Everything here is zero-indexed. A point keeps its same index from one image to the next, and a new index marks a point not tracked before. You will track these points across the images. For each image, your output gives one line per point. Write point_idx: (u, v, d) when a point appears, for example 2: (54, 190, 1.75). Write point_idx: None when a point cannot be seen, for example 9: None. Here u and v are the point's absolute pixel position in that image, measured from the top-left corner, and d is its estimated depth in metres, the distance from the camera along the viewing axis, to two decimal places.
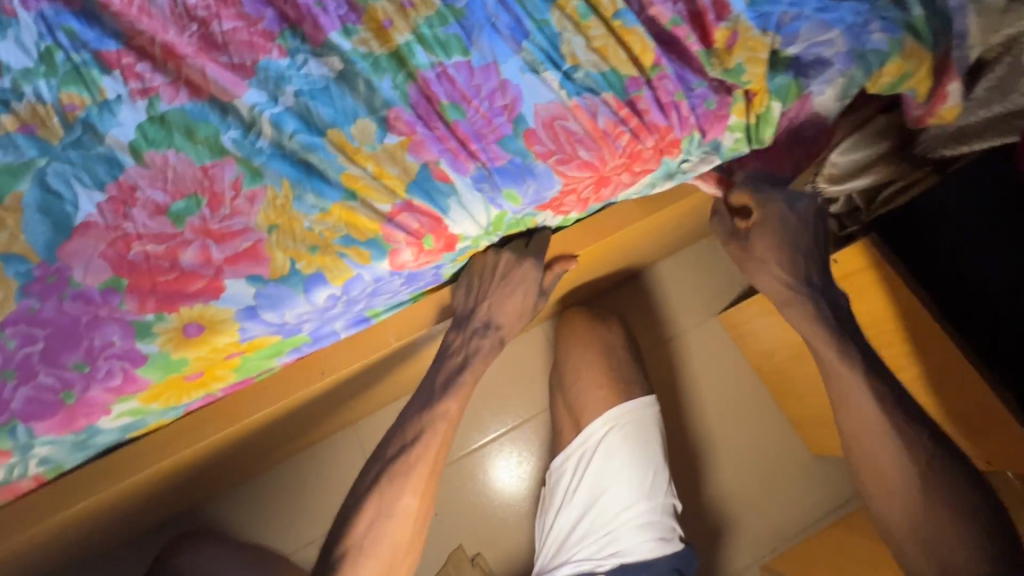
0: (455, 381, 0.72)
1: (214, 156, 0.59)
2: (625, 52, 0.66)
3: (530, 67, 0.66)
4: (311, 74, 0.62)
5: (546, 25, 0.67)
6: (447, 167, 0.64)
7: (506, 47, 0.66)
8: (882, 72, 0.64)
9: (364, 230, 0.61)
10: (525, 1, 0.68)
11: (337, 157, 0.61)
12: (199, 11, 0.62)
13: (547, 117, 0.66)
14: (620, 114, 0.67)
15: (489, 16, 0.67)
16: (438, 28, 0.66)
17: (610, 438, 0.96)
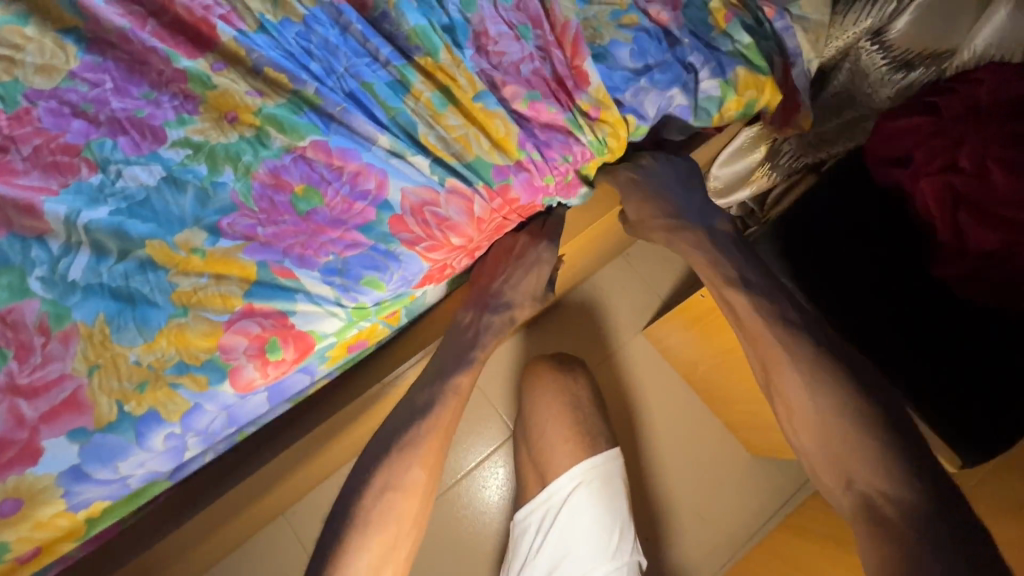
0: (353, 490, 0.68)
1: (13, 300, 0.58)
2: (489, 137, 0.68)
3: (394, 154, 0.66)
4: (127, 188, 0.64)
5: (400, 113, 0.67)
6: (290, 265, 0.62)
7: (363, 129, 0.67)
8: (725, 108, 0.75)
9: (198, 351, 0.59)
10: (376, 87, 0.68)
11: (166, 273, 0.60)
12: None
13: (415, 203, 0.65)
14: (494, 202, 0.68)
15: (345, 102, 0.67)
16: (288, 114, 0.67)
17: (580, 493, 0.86)
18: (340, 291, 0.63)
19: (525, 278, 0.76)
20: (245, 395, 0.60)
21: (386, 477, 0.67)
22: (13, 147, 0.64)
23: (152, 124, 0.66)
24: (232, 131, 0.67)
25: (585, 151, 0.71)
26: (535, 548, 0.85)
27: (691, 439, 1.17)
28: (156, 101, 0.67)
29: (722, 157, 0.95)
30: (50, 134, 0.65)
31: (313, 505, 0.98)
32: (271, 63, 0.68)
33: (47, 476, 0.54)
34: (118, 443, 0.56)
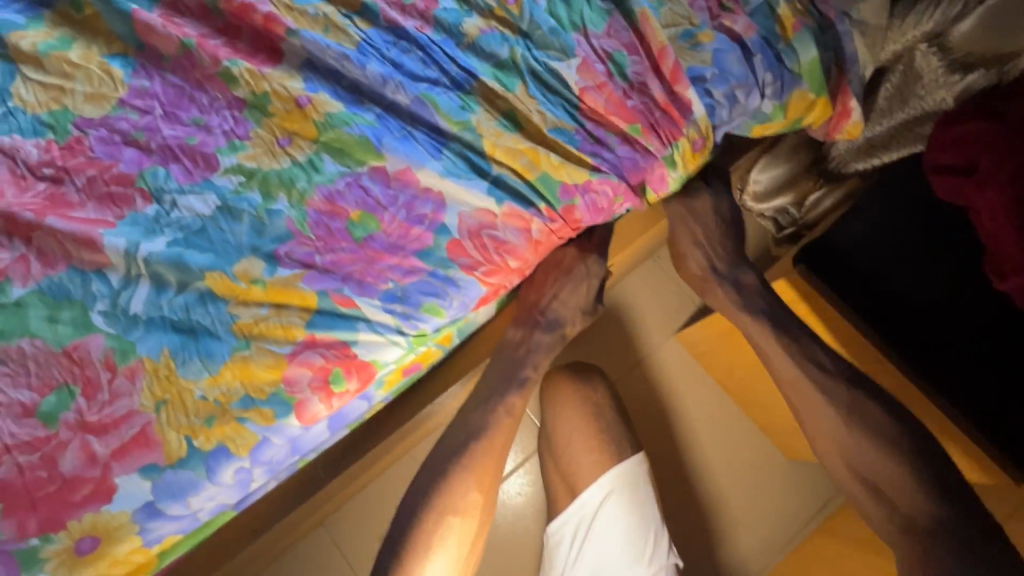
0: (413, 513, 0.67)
1: (77, 335, 0.58)
2: (558, 156, 0.68)
3: (452, 174, 0.66)
4: (183, 218, 0.63)
5: (467, 126, 0.67)
6: (351, 294, 0.61)
7: (421, 153, 0.66)
8: (770, 125, 0.75)
9: (263, 385, 0.58)
10: (439, 102, 0.68)
11: (226, 305, 0.60)
12: (46, 169, 0.64)
13: (473, 227, 0.65)
14: (555, 222, 0.67)
15: (404, 126, 0.67)
16: (344, 132, 0.66)
17: (609, 505, 0.81)
18: (402, 321, 0.62)
19: (574, 291, 0.75)
20: (310, 428, 0.60)
21: (446, 500, 0.67)
22: (67, 178, 0.64)
23: (204, 151, 0.66)
24: (286, 155, 0.66)
25: (641, 162, 0.70)
26: (568, 563, 0.80)
27: (724, 441, 1.15)
28: (207, 127, 0.67)
29: (762, 161, 0.94)
30: (103, 164, 0.65)
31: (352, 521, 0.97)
32: (326, 88, 0.68)
33: (123, 513, 0.54)
34: (189, 478, 0.56)
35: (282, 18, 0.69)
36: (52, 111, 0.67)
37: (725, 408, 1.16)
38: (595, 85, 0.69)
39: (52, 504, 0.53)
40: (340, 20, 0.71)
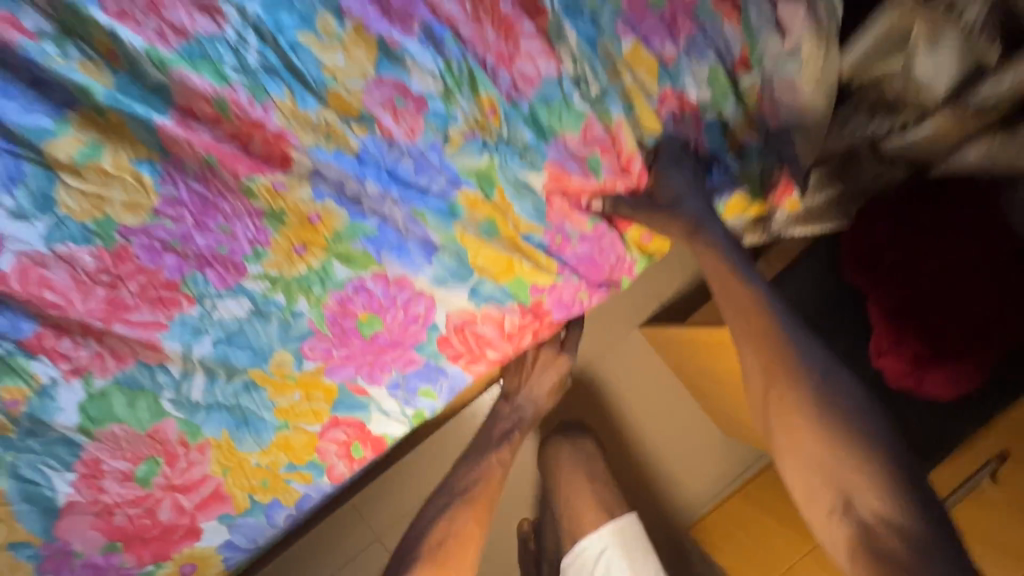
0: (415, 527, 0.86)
1: (155, 420, 0.75)
2: (529, 263, 0.82)
3: (440, 281, 0.80)
4: (223, 319, 0.77)
5: (451, 237, 0.80)
6: (362, 383, 0.79)
7: (416, 260, 0.79)
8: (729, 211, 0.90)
9: (302, 455, 0.78)
10: (428, 217, 0.80)
11: (265, 393, 0.77)
12: (101, 275, 0.76)
13: (458, 324, 0.81)
14: (525, 318, 0.83)
15: (399, 235, 0.79)
16: (350, 243, 0.79)
17: (609, 557, 0.91)
18: (405, 402, 0.81)
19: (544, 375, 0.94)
20: (337, 483, 0.81)
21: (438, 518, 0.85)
22: (121, 284, 0.76)
23: (234, 258, 0.78)
24: (302, 262, 0.79)
25: (597, 265, 0.85)
26: None
27: (671, 422, 1.24)
28: (232, 234, 0.78)
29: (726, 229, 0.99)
30: (150, 270, 0.77)
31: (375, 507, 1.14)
32: (332, 195, 0.79)
33: (210, 546, 0.77)
34: (255, 522, 0.78)
35: (293, 130, 0.80)
36: (97, 220, 0.77)
37: (677, 393, 1.25)
38: (562, 194, 0.83)
39: (159, 542, 0.75)
40: (341, 126, 0.80)
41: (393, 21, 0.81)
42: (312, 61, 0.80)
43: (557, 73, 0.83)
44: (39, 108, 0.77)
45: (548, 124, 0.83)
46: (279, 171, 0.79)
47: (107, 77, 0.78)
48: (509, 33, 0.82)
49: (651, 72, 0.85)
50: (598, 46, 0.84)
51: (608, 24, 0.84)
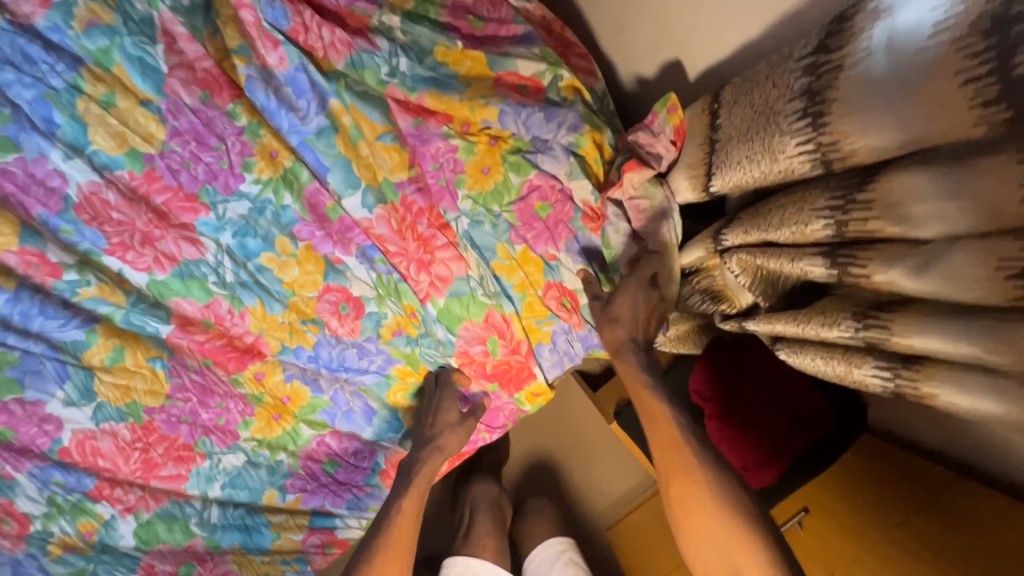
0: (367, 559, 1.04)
1: (188, 538, 1.09)
2: None
3: (380, 435, 1.12)
4: (227, 467, 1.09)
5: (386, 403, 1.11)
6: (329, 505, 1.12)
7: (360, 422, 1.10)
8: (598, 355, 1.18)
9: (291, 552, 1.13)
10: (370, 389, 1.10)
11: (262, 515, 1.11)
12: (136, 442, 1.06)
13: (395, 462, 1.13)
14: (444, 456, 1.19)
15: (348, 404, 1.09)
16: (311, 414, 1.09)
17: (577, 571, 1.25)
18: (359, 516, 1.14)
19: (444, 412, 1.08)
20: (318, 569, 1.15)
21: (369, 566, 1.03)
22: (151, 447, 1.07)
23: (229, 424, 1.08)
24: (278, 427, 1.09)
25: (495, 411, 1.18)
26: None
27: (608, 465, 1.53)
28: (227, 409, 1.08)
29: None
30: (171, 436, 1.07)
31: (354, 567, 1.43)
32: (299, 377, 1.08)
33: None
34: None
35: (262, 334, 1.06)
36: (127, 404, 1.06)
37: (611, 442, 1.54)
38: (471, 364, 1.11)
39: None
40: (300, 327, 1.07)
41: (335, 244, 1.06)
42: (274, 278, 1.06)
43: (464, 274, 1.08)
44: (72, 323, 1.03)
45: (458, 314, 1.09)
46: (256, 362, 1.07)
47: (119, 297, 1.03)
48: (425, 247, 1.07)
49: (537, 271, 1.10)
50: (495, 255, 1.09)
51: (502, 235, 1.09)
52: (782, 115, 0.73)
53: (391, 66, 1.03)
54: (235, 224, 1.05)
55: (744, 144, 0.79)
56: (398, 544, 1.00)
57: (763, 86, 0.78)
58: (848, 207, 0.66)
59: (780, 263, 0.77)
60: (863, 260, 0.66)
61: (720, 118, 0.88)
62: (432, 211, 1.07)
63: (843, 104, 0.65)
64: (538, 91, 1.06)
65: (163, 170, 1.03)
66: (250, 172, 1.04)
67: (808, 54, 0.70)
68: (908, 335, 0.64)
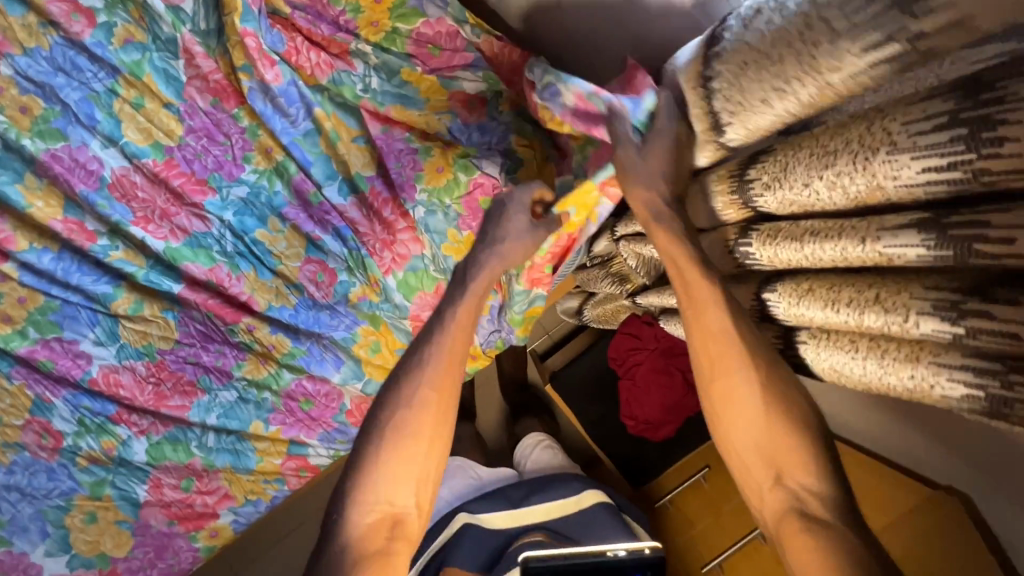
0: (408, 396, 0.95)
1: (188, 458, 1.35)
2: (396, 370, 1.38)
3: (345, 380, 1.36)
4: (223, 401, 1.35)
5: (352, 353, 1.37)
6: (304, 436, 1.38)
7: (330, 368, 1.35)
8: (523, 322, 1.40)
9: (272, 474, 1.39)
10: (340, 344, 1.36)
11: (249, 442, 1.37)
12: (151, 377, 1.33)
13: (356, 402, 1.39)
14: None
15: (321, 353, 1.35)
16: (291, 360, 1.35)
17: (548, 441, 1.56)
18: (328, 446, 1.40)
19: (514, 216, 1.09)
20: (293, 489, 1.41)
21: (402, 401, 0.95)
22: (162, 382, 1.33)
23: (224, 366, 1.34)
24: (264, 369, 1.35)
25: None
26: (527, 456, 1.52)
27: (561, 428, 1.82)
28: (224, 354, 1.34)
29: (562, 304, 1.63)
30: (178, 374, 1.33)
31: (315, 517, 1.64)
32: (282, 330, 1.34)
33: (225, 522, 1.38)
34: (250, 509, 1.39)
35: (253, 293, 1.32)
36: (144, 345, 1.32)
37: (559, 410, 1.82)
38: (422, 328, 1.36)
39: (197, 520, 1.37)
40: (284, 289, 1.33)
41: (315, 223, 1.32)
42: (266, 250, 1.32)
43: (419, 252, 1.34)
44: (104, 279, 1.29)
45: (413, 285, 1.35)
46: (249, 316, 1.33)
47: (141, 260, 1.29)
48: (389, 230, 1.32)
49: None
50: (445, 238, 1.32)
51: (451, 222, 1.31)
52: None
53: (365, 84, 1.29)
54: (236, 205, 1.31)
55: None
56: (449, 357, 0.97)
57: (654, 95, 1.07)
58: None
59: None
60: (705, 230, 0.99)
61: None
62: (395, 201, 1.32)
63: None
64: (482, 106, 1.33)
65: (180, 159, 1.29)
66: (250, 164, 1.30)
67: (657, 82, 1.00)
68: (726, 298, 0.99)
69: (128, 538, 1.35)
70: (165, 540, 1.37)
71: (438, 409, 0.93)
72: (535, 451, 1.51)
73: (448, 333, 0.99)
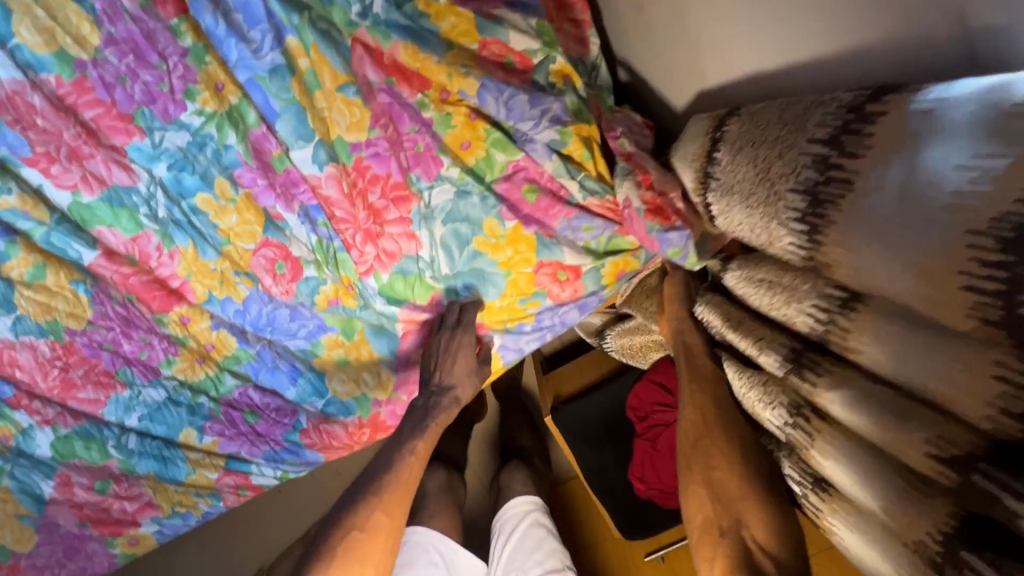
0: (362, 520, 0.90)
1: (104, 458, 1.11)
2: (368, 388, 1.07)
3: (302, 398, 1.08)
4: (147, 400, 1.08)
5: (315, 367, 1.08)
6: (245, 454, 1.10)
7: (284, 382, 1.08)
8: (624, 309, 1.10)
9: (205, 488, 1.15)
10: (297, 352, 1.07)
11: (179, 449, 1.12)
12: (56, 361, 1.04)
13: (315, 423, 1.08)
14: (364, 426, 1.08)
15: (274, 360, 1.07)
16: (236, 365, 1.07)
17: (536, 515, 1.18)
18: (275, 468, 1.12)
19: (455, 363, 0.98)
20: (231, 505, 1.18)
21: (351, 525, 0.90)
22: (71, 368, 1.05)
23: (150, 363, 1.06)
24: (201, 370, 1.08)
25: None
26: (501, 535, 1.17)
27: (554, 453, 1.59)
28: (150, 345, 1.05)
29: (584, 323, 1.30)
30: (92, 361, 1.05)
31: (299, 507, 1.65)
32: (227, 327, 1.06)
33: (147, 532, 1.17)
34: (177, 521, 1.17)
35: (190, 278, 1.01)
36: (48, 321, 1.03)
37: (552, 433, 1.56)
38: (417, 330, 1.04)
39: (114, 525, 1.16)
40: (232, 277, 1.02)
41: (277, 197, 0.97)
42: (209, 223, 0.99)
43: (413, 252, 0.98)
44: None
45: (401, 292, 1.01)
46: (182, 305, 1.04)
47: (43, 212, 0.97)
48: (375, 221, 0.97)
49: (528, 249, 0.96)
50: (479, 229, 0.96)
51: (490, 208, 0.95)
52: (785, 193, 0.65)
53: (364, 5, 0.91)
54: (172, 156, 0.96)
55: (723, 199, 0.75)
56: (404, 487, 0.93)
57: (772, 147, 0.67)
58: (838, 310, 0.61)
59: (771, 301, 0.71)
60: (852, 346, 0.59)
61: (720, 157, 0.76)
62: (386, 180, 0.95)
63: (835, 225, 0.58)
64: (525, 70, 0.95)
65: (95, 81, 0.92)
66: (193, 102, 0.94)
67: (821, 141, 0.61)
68: (825, 455, 0.62)
69: (31, 536, 1.14)
70: (76, 542, 1.16)
71: (388, 542, 0.90)
72: (511, 535, 1.15)
73: (408, 459, 0.95)
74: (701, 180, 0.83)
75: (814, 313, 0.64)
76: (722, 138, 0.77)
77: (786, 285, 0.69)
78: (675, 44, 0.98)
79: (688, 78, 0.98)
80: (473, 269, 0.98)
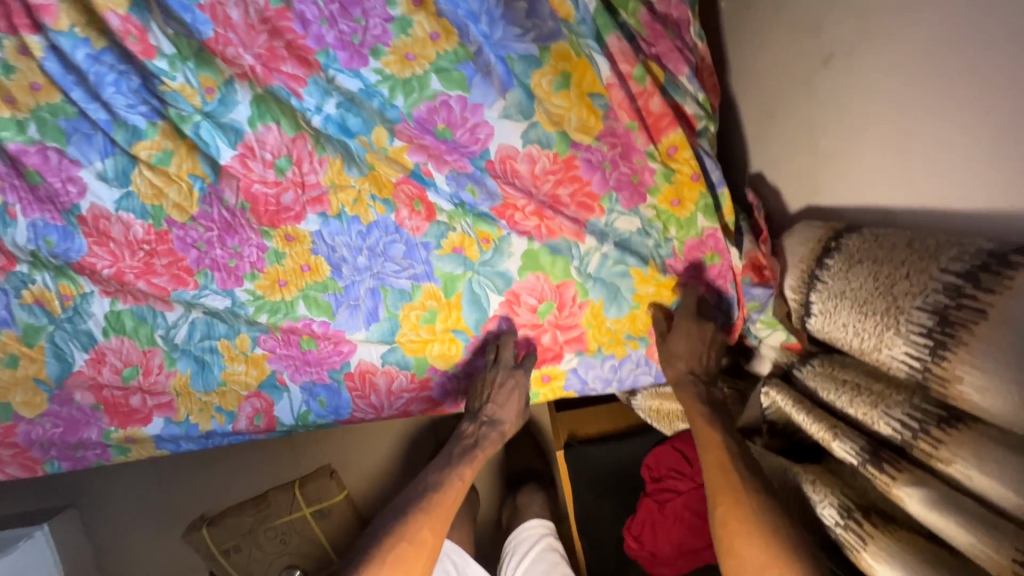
0: (424, 512, 0.98)
1: (150, 345, 1.12)
2: (436, 349, 1.12)
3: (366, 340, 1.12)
4: (211, 301, 1.10)
5: (395, 317, 1.11)
6: (285, 376, 1.14)
7: (359, 320, 1.11)
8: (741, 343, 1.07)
9: (229, 404, 1.15)
10: (387, 296, 1.10)
11: (221, 357, 1.13)
12: (145, 245, 1.08)
13: (364, 369, 1.14)
14: (414, 382, 1.14)
15: (357, 299, 1.10)
16: (320, 293, 1.11)
17: (548, 539, 1.29)
18: (304, 401, 1.15)
19: (508, 400, 1.07)
20: (239, 433, 1.17)
21: (409, 517, 0.98)
22: (156, 255, 1.08)
23: (232, 273, 1.09)
24: (280, 293, 1.10)
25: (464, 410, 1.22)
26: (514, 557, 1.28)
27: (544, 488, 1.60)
28: (240, 255, 1.09)
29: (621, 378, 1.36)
30: (178, 255, 1.08)
31: (277, 460, 1.67)
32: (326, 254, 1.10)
33: (150, 431, 1.15)
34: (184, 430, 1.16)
35: (331, 188, 1.08)
36: (153, 206, 1.07)
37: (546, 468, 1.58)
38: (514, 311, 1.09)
39: (124, 416, 1.14)
40: (367, 199, 1.08)
41: (429, 157, 1.03)
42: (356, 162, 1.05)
43: (572, 241, 1.05)
44: (139, 109, 1.03)
45: (542, 263, 1.06)
46: (292, 224, 1.08)
47: (196, 106, 1.02)
48: (551, 205, 1.04)
49: (667, 299, 1.07)
50: (641, 263, 1.05)
51: (660, 255, 1.05)
52: (911, 309, 0.71)
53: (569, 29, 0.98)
54: (343, 96, 1.02)
55: (831, 300, 0.86)
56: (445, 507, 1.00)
57: (896, 266, 0.75)
58: (933, 423, 0.68)
59: (852, 400, 0.80)
60: (943, 456, 0.66)
61: (831, 264, 0.87)
62: (584, 185, 1.02)
63: (967, 345, 0.64)
64: (649, 139, 1.01)
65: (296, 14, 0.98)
66: (377, 61, 0.99)
67: (954, 273, 0.68)
68: (877, 559, 0.72)
69: (42, 401, 1.12)
70: (80, 421, 1.14)
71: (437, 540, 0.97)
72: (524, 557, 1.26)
73: (455, 484, 1.02)
74: (806, 272, 0.92)
75: (904, 419, 0.71)
76: (839, 248, 0.86)
77: (875, 391, 0.78)
78: (797, 153, 1.08)
79: (800, 186, 1.08)
80: (611, 284, 1.07)
